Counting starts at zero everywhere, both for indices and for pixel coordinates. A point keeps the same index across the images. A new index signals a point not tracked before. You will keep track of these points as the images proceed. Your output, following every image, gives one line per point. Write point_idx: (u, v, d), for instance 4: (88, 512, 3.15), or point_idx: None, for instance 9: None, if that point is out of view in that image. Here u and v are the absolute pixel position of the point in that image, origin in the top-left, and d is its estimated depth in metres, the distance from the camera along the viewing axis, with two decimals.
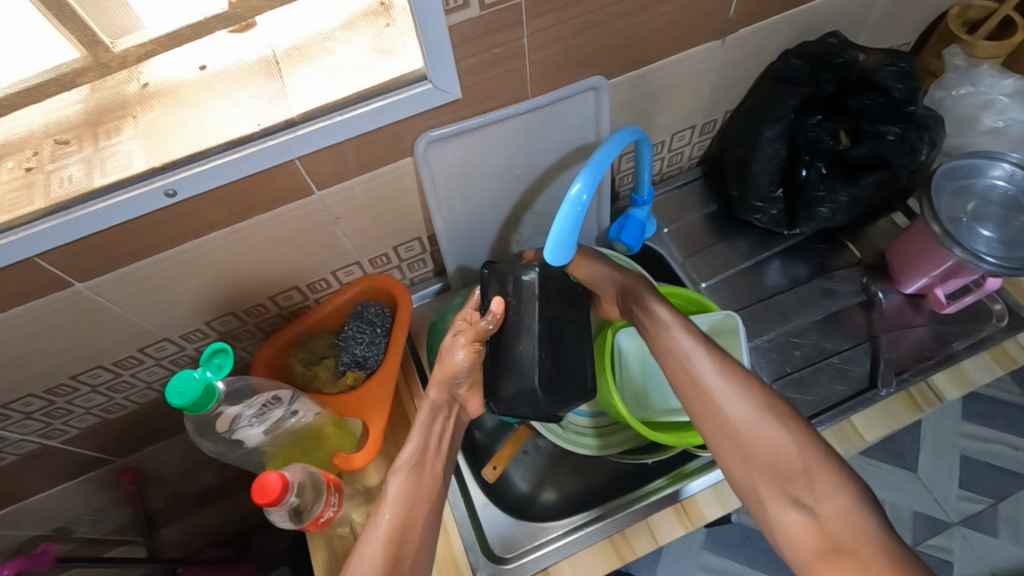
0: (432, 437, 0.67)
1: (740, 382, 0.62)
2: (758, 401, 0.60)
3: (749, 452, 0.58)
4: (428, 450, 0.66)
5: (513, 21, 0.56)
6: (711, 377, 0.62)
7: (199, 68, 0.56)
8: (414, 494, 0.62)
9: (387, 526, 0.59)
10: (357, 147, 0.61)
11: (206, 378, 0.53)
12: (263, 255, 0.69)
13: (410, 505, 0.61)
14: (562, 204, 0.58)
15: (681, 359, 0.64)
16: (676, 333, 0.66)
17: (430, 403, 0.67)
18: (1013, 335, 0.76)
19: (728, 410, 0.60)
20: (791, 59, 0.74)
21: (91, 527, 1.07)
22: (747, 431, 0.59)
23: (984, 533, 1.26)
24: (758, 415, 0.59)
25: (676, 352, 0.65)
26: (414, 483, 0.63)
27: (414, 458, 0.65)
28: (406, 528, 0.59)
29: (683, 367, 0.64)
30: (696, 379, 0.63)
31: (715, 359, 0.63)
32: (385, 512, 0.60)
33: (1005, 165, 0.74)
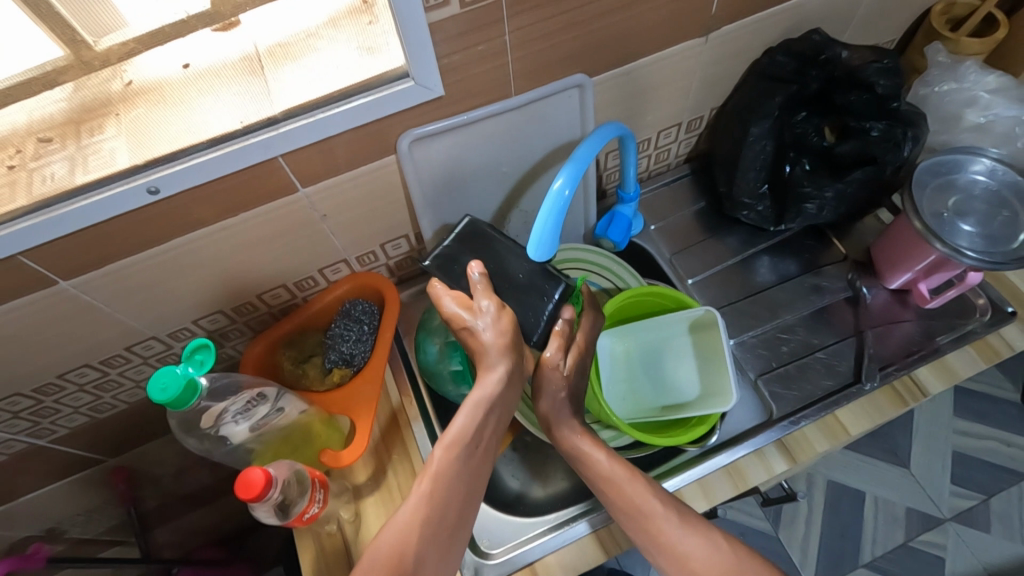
0: (490, 416, 0.62)
1: (700, 534, 0.56)
2: (731, 553, 0.54)
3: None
4: (484, 427, 0.61)
5: (495, 18, 0.56)
6: (676, 534, 0.56)
7: (182, 67, 0.55)
8: (461, 474, 0.58)
9: (417, 511, 0.55)
10: (340, 145, 0.61)
11: (188, 373, 0.53)
12: (249, 253, 0.69)
13: (450, 487, 0.57)
14: (545, 200, 0.58)
15: (637, 516, 0.58)
16: (628, 485, 0.60)
17: (500, 373, 0.62)
18: (995, 329, 0.77)
19: (696, 567, 0.54)
20: (777, 56, 0.74)
21: (83, 527, 1.07)
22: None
23: (976, 529, 1.27)
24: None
25: (627, 507, 0.59)
26: (462, 462, 0.59)
27: (468, 436, 0.60)
28: (442, 512, 0.56)
29: (645, 529, 0.57)
30: (662, 541, 0.56)
31: (669, 507, 0.58)
32: (417, 494, 0.56)
33: (985, 160, 0.74)
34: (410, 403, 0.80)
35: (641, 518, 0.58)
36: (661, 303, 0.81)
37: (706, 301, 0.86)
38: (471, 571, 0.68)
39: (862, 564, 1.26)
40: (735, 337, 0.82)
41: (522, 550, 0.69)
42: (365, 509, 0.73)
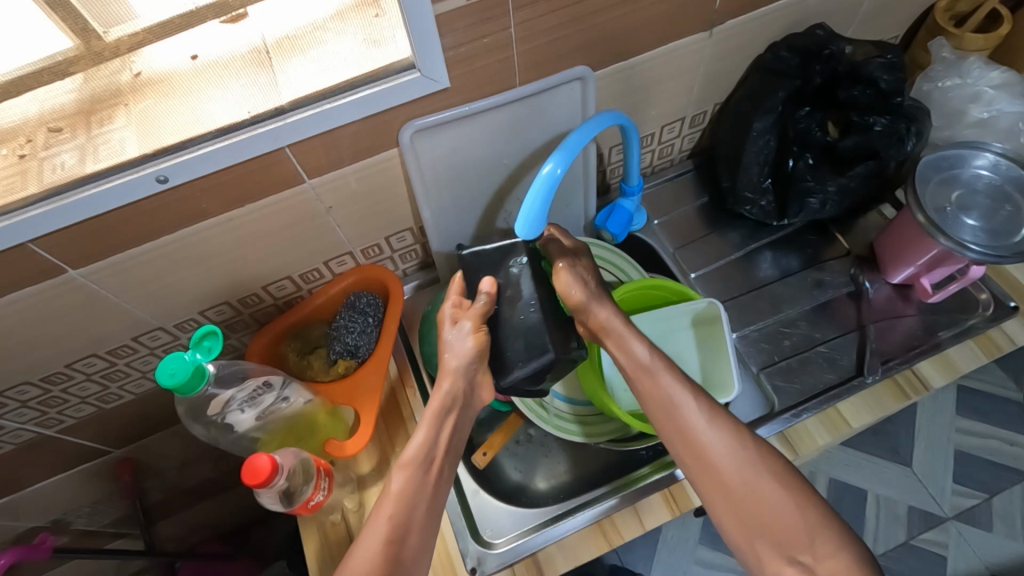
0: (444, 436, 0.64)
1: (728, 432, 0.58)
2: (753, 455, 0.56)
3: (744, 518, 0.54)
4: (438, 445, 0.63)
5: (500, 11, 0.56)
6: (704, 431, 0.58)
7: (191, 58, 0.55)
8: (415, 491, 0.59)
9: (379, 529, 0.55)
10: (346, 136, 0.62)
11: (196, 360, 0.54)
12: (255, 245, 0.70)
13: (410, 506, 0.57)
14: (535, 180, 0.60)
15: (667, 408, 0.60)
16: (663, 377, 0.61)
17: (442, 394, 0.64)
18: (997, 324, 0.77)
19: (717, 459, 0.56)
20: (780, 52, 0.75)
21: (89, 519, 1.07)
22: (742, 488, 0.55)
23: (978, 528, 1.27)
24: (754, 473, 0.55)
25: (661, 399, 0.61)
26: (419, 481, 0.59)
27: (422, 457, 0.61)
28: (406, 524, 0.56)
29: (672, 419, 0.59)
30: (686, 433, 0.58)
31: (704, 405, 0.59)
32: (380, 515, 0.57)
33: (989, 154, 0.75)
34: (415, 397, 0.80)
35: (668, 410, 0.60)
36: (661, 296, 0.81)
37: (709, 295, 0.87)
38: (475, 561, 0.69)
39: None
40: (736, 331, 0.82)
41: (525, 540, 0.70)
42: (369, 499, 0.74)
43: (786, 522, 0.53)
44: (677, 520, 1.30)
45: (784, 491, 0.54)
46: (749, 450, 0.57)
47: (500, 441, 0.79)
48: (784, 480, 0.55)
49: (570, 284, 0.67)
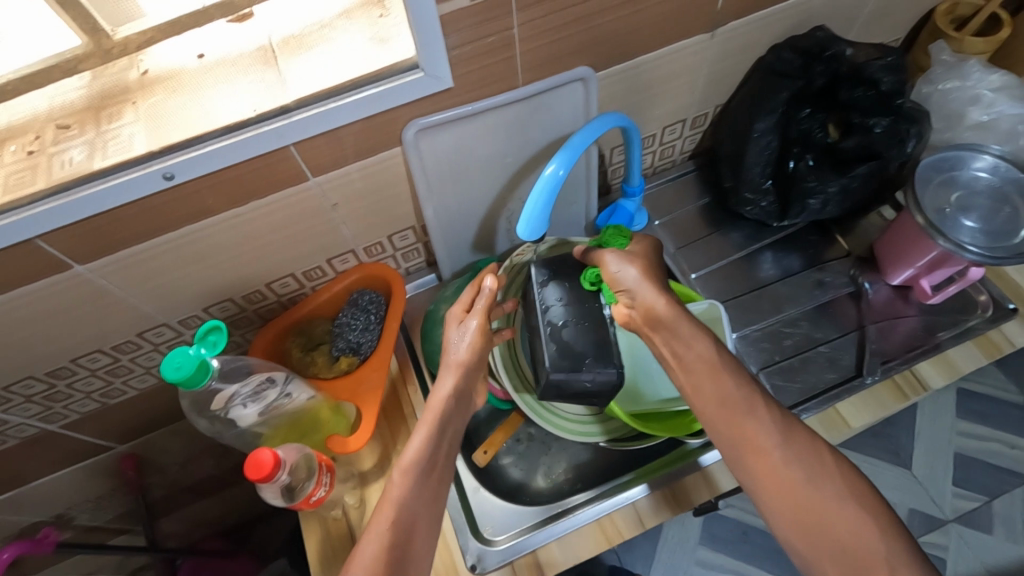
0: (443, 437, 0.61)
1: (796, 442, 0.56)
2: (832, 476, 0.54)
3: (818, 542, 0.52)
4: (437, 448, 0.60)
5: (504, 11, 0.57)
6: (777, 447, 0.55)
7: (199, 57, 0.58)
8: (414, 500, 0.57)
9: (378, 539, 0.53)
10: (351, 135, 0.62)
11: (201, 355, 0.54)
12: (259, 242, 0.70)
13: (409, 514, 0.56)
14: (538, 181, 0.61)
15: (737, 419, 0.57)
16: (728, 381, 0.59)
17: (441, 396, 0.62)
18: (997, 324, 0.78)
19: (787, 470, 0.55)
20: (783, 53, 0.75)
21: (91, 515, 1.08)
22: (818, 508, 0.53)
23: (979, 531, 1.27)
24: (833, 493, 0.53)
25: (725, 402, 0.58)
26: (417, 487, 0.57)
27: (421, 462, 0.58)
28: (406, 532, 0.55)
29: (740, 430, 0.57)
30: (760, 450, 0.56)
31: (773, 416, 0.57)
32: (378, 522, 0.55)
33: (988, 156, 0.75)
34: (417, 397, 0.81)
35: (738, 418, 0.57)
36: None
37: (711, 295, 0.87)
38: (475, 558, 0.69)
39: None
40: (737, 331, 0.82)
41: (525, 537, 0.70)
42: (370, 495, 0.74)
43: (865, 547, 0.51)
44: (677, 521, 1.30)
45: (861, 515, 0.52)
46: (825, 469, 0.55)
47: (502, 437, 0.80)
48: (858, 497, 0.53)
49: (615, 264, 0.64)
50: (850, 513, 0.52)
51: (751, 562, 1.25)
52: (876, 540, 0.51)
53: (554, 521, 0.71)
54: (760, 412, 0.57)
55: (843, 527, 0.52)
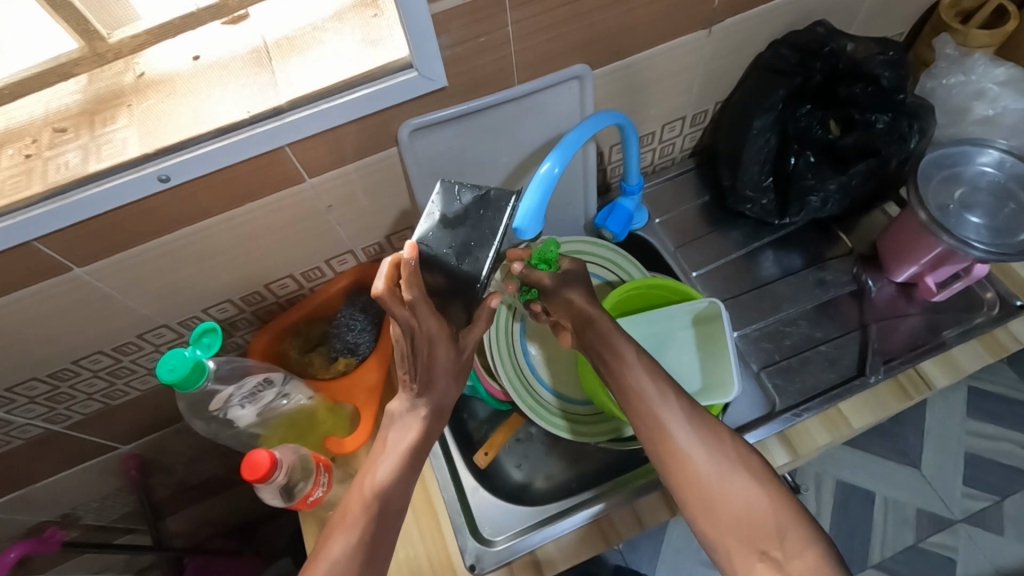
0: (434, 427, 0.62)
1: (705, 431, 0.59)
2: (730, 455, 0.58)
3: (704, 511, 0.56)
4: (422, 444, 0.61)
5: (497, 10, 0.57)
6: (679, 430, 0.59)
7: (193, 59, 0.59)
8: (400, 489, 0.59)
9: (355, 537, 0.56)
10: (347, 137, 0.62)
11: (196, 356, 0.54)
12: (258, 243, 0.70)
13: (383, 504, 0.58)
14: (533, 179, 0.60)
15: (649, 404, 0.61)
16: (621, 371, 0.63)
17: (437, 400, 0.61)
18: (1002, 323, 0.76)
19: (688, 451, 0.58)
20: (780, 49, 0.74)
21: (97, 514, 1.09)
22: (717, 488, 0.56)
23: (989, 532, 1.25)
24: (725, 466, 0.57)
25: (641, 396, 0.61)
26: (400, 480, 0.59)
27: (406, 455, 0.60)
28: (381, 524, 0.57)
29: (626, 384, 0.62)
30: (648, 414, 0.60)
31: (682, 404, 0.60)
32: (355, 513, 0.57)
33: (993, 151, 0.74)
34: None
35: (626, 377, 0.62)
36: (663, 296, 0.80)
37: (711, 294, 0.86)
38: (473, 559, 0.69)
39: (872, 564, 1.25)
40: (736, 331, 0.82)
41: (523, 538, 0.70)
42: None
43: (751, 518, 0.55)
44: (681, 521, 1.29)
45: (749, 487, 0.56)
46: (704, 433, 0.59)
47: (503, 438, 0.80)
48: (757, 475, 0.57)
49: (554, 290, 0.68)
50: (743, 487, 0.56)
51: None
52: (761, 512, 0.55)
53: (550, 522, 0.71)
54: (651, 376, 0.62)
55: (742, 504, 0.55)
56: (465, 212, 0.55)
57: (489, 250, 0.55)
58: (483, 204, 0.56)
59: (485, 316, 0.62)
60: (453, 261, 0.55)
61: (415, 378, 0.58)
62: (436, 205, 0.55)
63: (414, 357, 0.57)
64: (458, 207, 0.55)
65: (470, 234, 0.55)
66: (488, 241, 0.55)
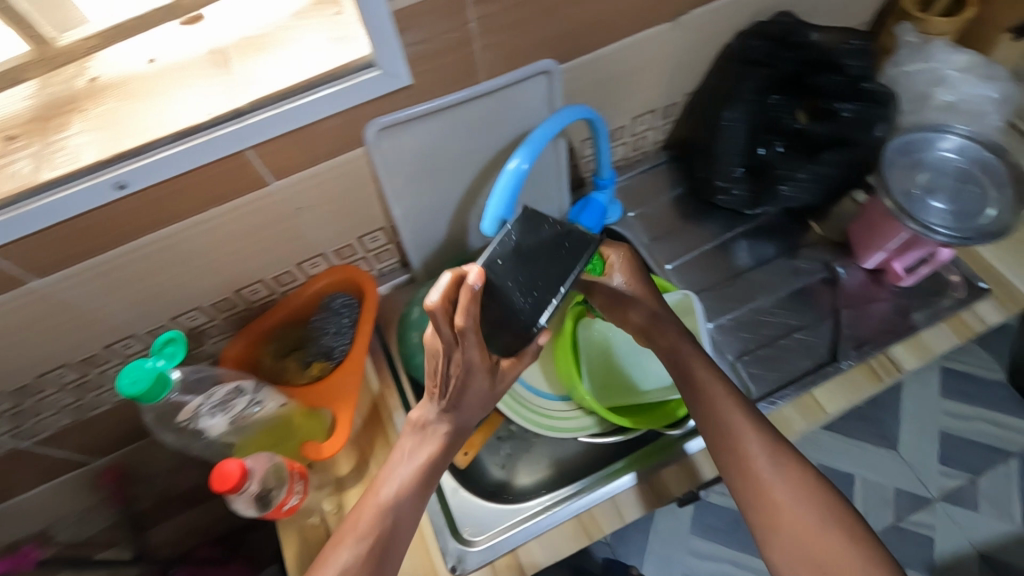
0: (448, 452, 0.62)
1: (780, 453, 0.59)
2: (804, 482, 0.57)
3: (777, 536, 0.56)
4: (437, 461, 0.61)
5: (458, 6, 0.56)
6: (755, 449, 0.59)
7: (148, 61, 0.58)
8: (407, 502, 0.59)
9: (362, 545, 0.56)
10: (312, 138, 0.61)
11: (158, 367, 0.52)
12: (225, 249, 0.69)
13: (394, 517, 0.58)
14: (502, 175, 0.61)
15: (728, 420, 0.60)
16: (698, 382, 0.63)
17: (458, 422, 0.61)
18: (968, 305, 0.78)
19: (764, 474, 0.58)
20: (750, 40, 0.74)
21: (75, 530, 1.07)
22: (788, 512, 0.56)
23: (966, 508, 1.28)
24: (801, 496, 0.56)
25: (717, 409, 0.61)
26: (411, 492, 0.59)
27: (421, 475, 0.60)
28: (389, 534, 0.57)
29: (706, 396, 0.62)
30: (725, 429, 0.60)
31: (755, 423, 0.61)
32: (365, 518, 0.57)
33: (953, 137, 0.75)
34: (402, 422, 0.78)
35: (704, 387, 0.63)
36: None
37: (687, 286, 0.87)
38: (455, 560, 0.68)
39: None
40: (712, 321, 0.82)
41: (504, 537, 0.69)
42: (348, 500, 0.72)
43: (822, 548, 0.54)
44: (668, 511, 1.30)
45: (819, 515, 0.55)
46: (780, 458, 0.58)
47: (482, 438, 0.78)
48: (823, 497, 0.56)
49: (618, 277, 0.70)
50: (814, 517, 0.55)
51: (744, 549, 1.26)
52: (831, 541, 0.54)
53: (587, 491, 0.71)
54: (724, 389, 0.62)
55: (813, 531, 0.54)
56: (541, 246, 0.54)
57: (556, 292, 0.52)
58: (560, 245, 0.54)
59: (530, 354, 0.58)
60: (516, 296, 0.53)
61: (445, 397, 0.57)
62: (513, 231, 0.54)
63: (449, 378, 0.55)
64: (536, 239, 0.54)
65: (540, 273, 0.53)
66: (562, 282, 0.53)
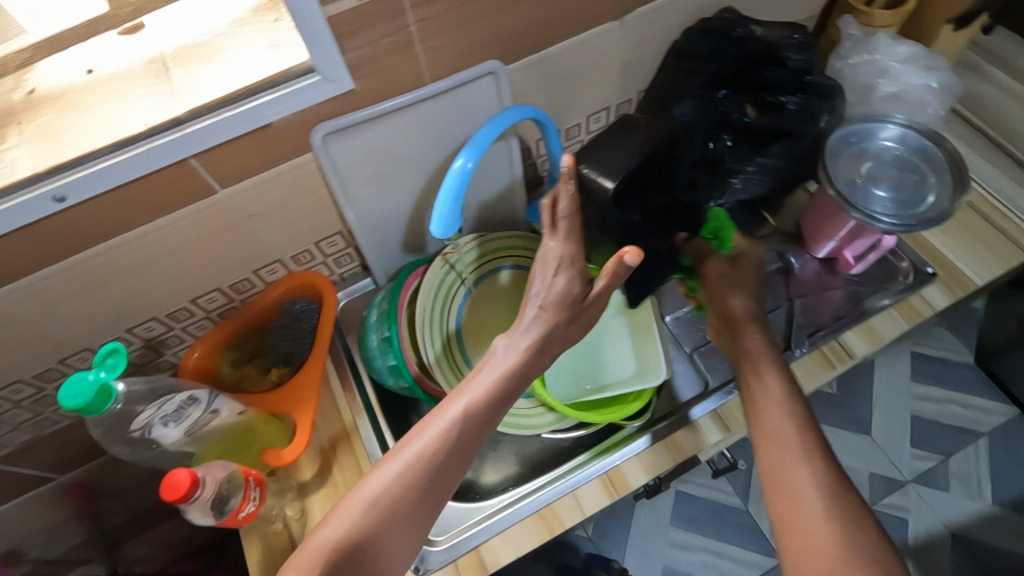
0: (527, 376, 0.59)
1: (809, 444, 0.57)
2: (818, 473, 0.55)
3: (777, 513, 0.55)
4: (513, 381, 0.58)
5: (395, 10, 0.56)
6: (781, 428, 0.59)
7: (86, 72, 0.58)
8: (481, 415, 0.56)
9: (428, 449, 0.54)
10: (257, 145, 0.61)
11: (101, 378, 0.52)
12: (177, 258, 0.68)
13: (464, 428, 0.55)
14: (447, 176, 0.61)
15: (768, 400, 0.62)
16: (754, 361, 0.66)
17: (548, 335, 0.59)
18: (916, 290, 0.80)
19: (783, 451, 0.57)
20: (694, 37, 0.75)
21: (46, 548, 1.05)
22: (787, 491, 0.55)
23: (937, 489, 1.31)
24: (810, 483, 0.55)
25: (768, 384, 0.63)
26: (486, 406, 0.56)
27: (500, 388, 0.57)
28: (456, 445, 0.55)
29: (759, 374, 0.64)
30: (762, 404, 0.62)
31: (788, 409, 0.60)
32: (434, 424, 0.55)
33: (893, 126, 0.77)
34: (364, 427, 0.77)
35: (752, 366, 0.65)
36: None
37: None
38: (417, 560, 0.68)
39: None
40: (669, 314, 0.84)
41: (466, 535, 0.69)
42: (311, 506, 0.72)
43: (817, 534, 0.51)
44: (648, 504, 1.32)
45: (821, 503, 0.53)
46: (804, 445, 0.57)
47: None
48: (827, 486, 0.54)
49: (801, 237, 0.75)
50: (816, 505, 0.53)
51: (723, 538, 1.27)
52: (824, 528, 0.52)
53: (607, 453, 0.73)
54: (775, 372, 0.64)
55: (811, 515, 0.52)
56: None
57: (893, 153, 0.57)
58: None
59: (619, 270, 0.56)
60: None
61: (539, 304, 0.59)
62: None
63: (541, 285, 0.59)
64: None
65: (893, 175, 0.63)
66: None
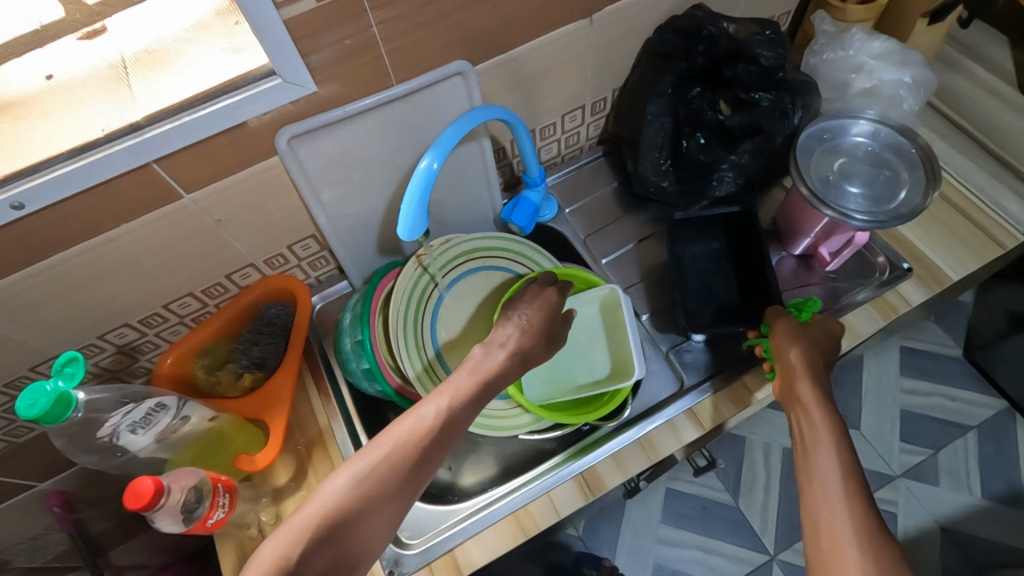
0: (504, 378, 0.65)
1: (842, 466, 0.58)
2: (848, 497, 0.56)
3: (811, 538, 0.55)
4: (491, 383, 0.65)
5: (355, 12, 0.56)
6: (820, 454, 0.59)
7: (45, 78, 0.54)
8: (465, 409, 0.61)
9: (413, 430, 0.58)
10: (220, 149, 0.61)
11: (60, 388, 0.52)
12: (146, 264, 0.68)
13: (446, 417, 0.60)
14: (413, 176, 0.60)
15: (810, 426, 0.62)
16: (798, 384, 0.65)
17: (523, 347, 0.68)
18: (892, 285, 0.79)
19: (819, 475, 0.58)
20: (666, 34, 0.75)
21: (29, 556, 1.05)
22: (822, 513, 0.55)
23: (927, 483, 1.30)
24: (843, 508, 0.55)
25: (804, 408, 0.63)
26: (465, 402, 0.62)
27: (477, 388, 0.63)
28: (437, 431, 0.59)
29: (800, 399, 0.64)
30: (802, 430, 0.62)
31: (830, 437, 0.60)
32: (419, 412, 0.60)
33: (865, 122, 0.77)
34: (339, 429, 0.77)
35: (794, 390, 0.65)
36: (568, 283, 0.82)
37: (625, 279, 0.88)
38: (391, 563, 0.68)
39: None
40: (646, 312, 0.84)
41: (441, 538, 0.69)
42: (286, 510, 0.72)
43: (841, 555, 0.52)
44: (638, 502, 1.31)
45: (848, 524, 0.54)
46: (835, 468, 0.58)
47: None
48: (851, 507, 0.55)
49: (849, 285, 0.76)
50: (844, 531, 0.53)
51: (712, 536, 1.27)
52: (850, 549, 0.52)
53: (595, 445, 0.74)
54: (814, 389, 0.64)
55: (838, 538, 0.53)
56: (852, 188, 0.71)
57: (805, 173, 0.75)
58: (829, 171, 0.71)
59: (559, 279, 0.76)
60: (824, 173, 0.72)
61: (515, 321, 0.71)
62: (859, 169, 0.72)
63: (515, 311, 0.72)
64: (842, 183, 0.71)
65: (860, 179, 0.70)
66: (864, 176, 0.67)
